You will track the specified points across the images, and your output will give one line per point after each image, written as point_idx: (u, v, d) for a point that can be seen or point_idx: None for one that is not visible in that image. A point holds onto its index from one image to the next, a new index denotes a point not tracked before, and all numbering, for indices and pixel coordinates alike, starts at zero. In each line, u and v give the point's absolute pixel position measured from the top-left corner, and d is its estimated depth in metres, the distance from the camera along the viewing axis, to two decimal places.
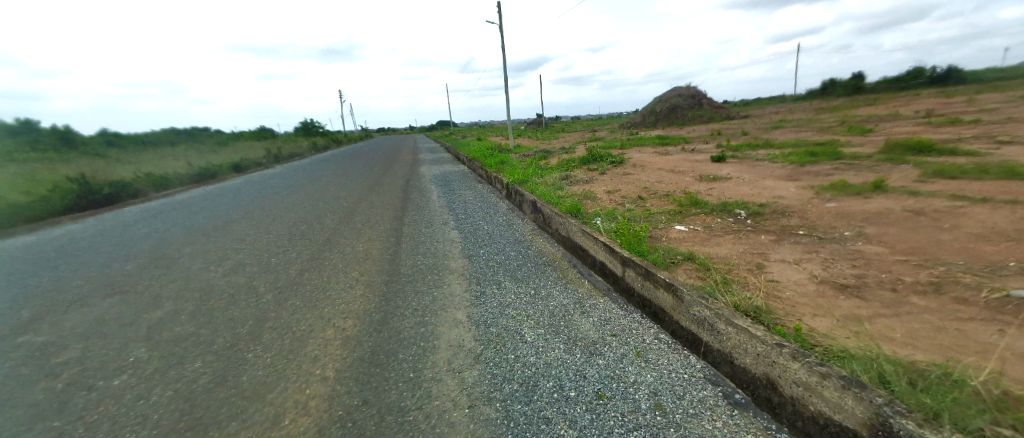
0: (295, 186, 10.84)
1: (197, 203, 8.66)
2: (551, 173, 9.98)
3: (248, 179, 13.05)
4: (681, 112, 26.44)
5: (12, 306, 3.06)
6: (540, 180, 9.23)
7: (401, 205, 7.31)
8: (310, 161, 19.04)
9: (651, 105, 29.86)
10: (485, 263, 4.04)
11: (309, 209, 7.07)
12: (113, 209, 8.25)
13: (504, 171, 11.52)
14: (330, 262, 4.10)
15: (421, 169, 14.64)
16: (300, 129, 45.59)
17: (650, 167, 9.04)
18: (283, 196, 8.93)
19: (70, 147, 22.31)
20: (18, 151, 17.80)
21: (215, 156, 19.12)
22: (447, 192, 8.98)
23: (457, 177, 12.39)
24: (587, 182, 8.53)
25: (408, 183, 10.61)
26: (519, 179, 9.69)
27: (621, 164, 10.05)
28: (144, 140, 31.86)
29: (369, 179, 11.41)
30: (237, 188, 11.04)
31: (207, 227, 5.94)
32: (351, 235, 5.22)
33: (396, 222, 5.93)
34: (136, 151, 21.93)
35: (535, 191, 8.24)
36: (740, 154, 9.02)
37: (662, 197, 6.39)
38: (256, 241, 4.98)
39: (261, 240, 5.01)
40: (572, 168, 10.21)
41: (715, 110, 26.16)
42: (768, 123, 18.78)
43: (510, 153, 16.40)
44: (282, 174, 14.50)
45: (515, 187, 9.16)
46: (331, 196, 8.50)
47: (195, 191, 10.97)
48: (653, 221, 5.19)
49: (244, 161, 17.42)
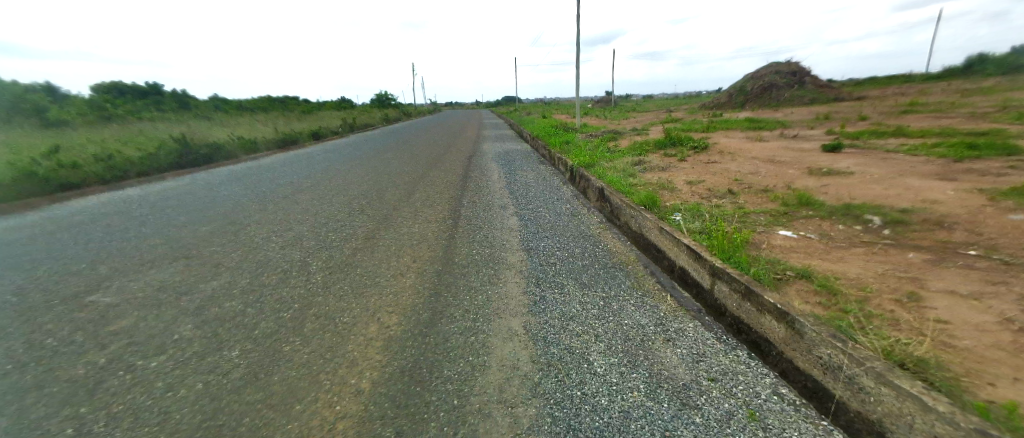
0: (364, 158, 11.19)
1: (277, 168, 9.26)
2: (622, 157, 9.11)
3: (324, 148, 13.81)
4: (777, 91, 23.09)
5: (103, 263, 3.31)
6: (609, 165, 8.45)
7: (460, 184, 7.07)
8: (380, 133, 19.79)
9: (740, 83, 26.52)
10: (546, 259, 3.60)
11: (372, 182, 7.11)
12: (208, 169, 9.09)
13: (569, 153, 10.85)
14: (381, 243, 3.92)
15: (484, 146, 14.41)
16: (374, 102, 47.99)
17: (742, 156, 7.79)
18: (351, 166, 9.20)
19: (188, 111, 25.60)
20: (149, 112, 20.78)
21: (299, 124, 20.66)
22: (508, 172, 8.61)
23: (520, 155, 11.95)
24: (664, 170, 7.59)
25: (470, 160, 10.42)
26: (585, 162, 8.98)
27: (704, 150, 8.84)
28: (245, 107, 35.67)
29: (433, 154, 11.42)
30: (313, 156, 11.68)
31: (279, 194, 6.22)
32: (404, 214, 5.04)
33: (453, 203, 5.68)
34: (238, 117, 24.55)
35: (603, 177, 7.52)
36: (862, 142, 7.40)
37: (758, 192, 5.36)
38: (317, 213, 5.02)
39: (320, 212, 5.02)
40: (646, 152, 9.22)
41: (821, 90, 22.44)
42: (893, 107, 15.58)
43: (576, 133, 15.53)
44: (354, 144, 15.18)
45: (580, 171, 8.50)
46: (395, 170, 8.55)
47: (278, 156, 11.82)
48: (749, 222, 4.31)
49: (323, 129, 18.58)
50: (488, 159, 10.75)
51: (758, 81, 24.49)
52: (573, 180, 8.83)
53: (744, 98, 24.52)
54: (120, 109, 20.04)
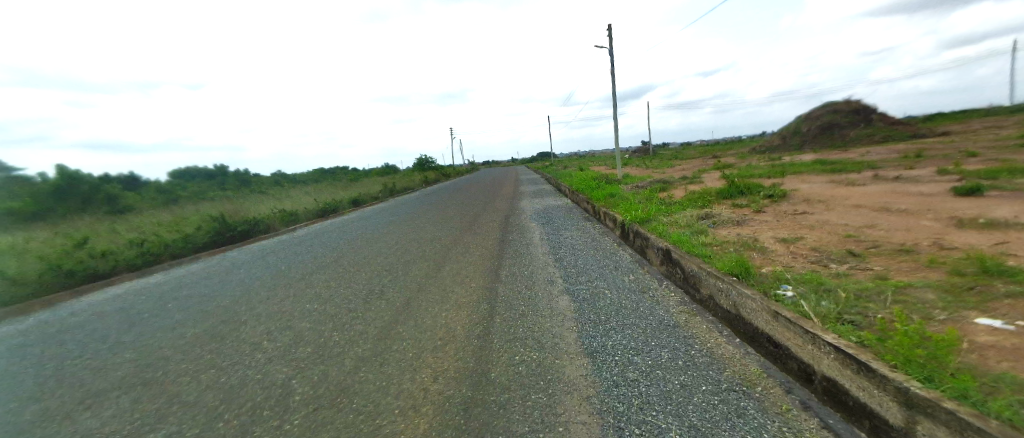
0: (400, 222, 10.84)
1: (312, 239, 9.03)
2: (683, 209, 7.94)
3: (364, 215, 13.84)
4: (840, 131, 21.26)
5: (65, 379, 2.74)
6: (669, 220, 7.33)
7: (500, 252, 6.22)
8: (420, 197, 20.03)
9: (792, 125, 24.91)
10: (622, 371, 2.46)
11: (401, 253, 6.45)
12: (245, 246, 9.04)
13: (619, 207, 9.82)
14: (395, 345, 3.06)
15: (522, 203, 13.78)
16: (417, 168, 50.64)
17: (838, 204, 6.39)
18: (385, 235, 8.77)
19: (253, 188, 28.05)
20: (219, 192, 22.86)
21: (344, 193, 21.53)
22: (552, 233, 7.69)
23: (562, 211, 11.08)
24: (743, 225, 6.32)
25: (509, 219, 9.68)
26: (639, 217, 7.91)
27: (783, 199, 7.52)
28: (303, 180, 38.76)
29: (470, 215, 10.89)
30: (350, 224, 11.59)
31: (305, 270, 5.71)
32: (430, 297, 4.18)
33: (491, 278, 4.79)
34: (293, 190, 26.38)
35: (666, 236, 6.35)
36: (1005, 182, 5.83)
37: (893, 253, 4.01)
38: (333, 297, 4.32)
39: (338, 297, 4.33)
40: (710, 204, 8.04)
41: (892, 126, 20.34)
42: (997, 141, 13.38)
43: (620, 186, 14.58)
44: (393, 209, 15.18)
45: (636, 226, 7.40)
46: (429, 236, 7.94)
47: (317, 226, 11.83)
48: (910, 299, 2.93)
49: (365, 196, 19.06)
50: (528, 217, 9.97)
51: (814, 121, 22.79)
52: (627, 238, 7.72)
53: (801, 140, 22.79)
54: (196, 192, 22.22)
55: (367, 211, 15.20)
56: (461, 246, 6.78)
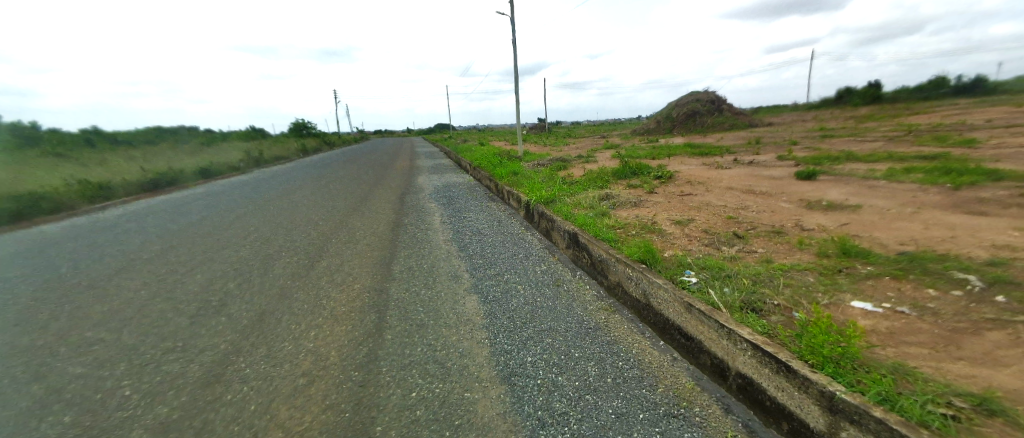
0: (266, 200, 8.82)
1: (127, 222, 6.65)
2: (585, 189, 8.01)
3: (215, 189, 11.01)
4: (699, 118, 24.59)
5: None
6: (572, 200, 7.28)
7: (393, 240, 5.31)
8: (297, 167, 17.05)
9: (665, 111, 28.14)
10: (546, 402, 1.99)
11: (259, 241, 5.02)
12: (4, 230, 6.18)
13: (522, 186, 9.58)
14: (231, 394, 2.08)
15: (420, 179, 12.63)
16: (292, 131, 43.49)
17: (715, 186, 7.07)
18: (241, 216, 6.92)
19: (34, 145, 20.27)
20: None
21: (187, 159, 17.03)
22: (454, 215, 7.00)
23: (464, 189, 10.40)
24: (640, 207, 6.55)
25: (405, 199, 8.63)
26: (544, 197, 7.73)
27: (669, 179, 8.11)
28: (123, 138, 29.72)
29: (358, 193, 9.44)
30: (192, 201, 9.01)
31: (97, 269, 3.96)
32: (296, 306, 3.18)
33: (382, 275, 3.94)
34: (105, 151, 19.87)
35: (571, 218, 6.22)
36: (827, 168, 7.12)
37: (768, 234, 4.41)
38: (137, 313, 2.96)
39: (148, 312, 2.99)
40: (608, 184, 8.27)
41: (736, 117, 24.41)
42: (805, 133, 16.95)
43: (520, 161, 14.45)
44: (259, 182, 12.49)
45: (542, 207, 7.18)
46: (303, 219, 6.49)
47: (141, 202, 8.93)
48: (796, 283, 3.11)
49: (218, 164, 15.34)
50: (428, 197, 9.05)
51: (681, 108, 26.01)
52: (532, 219, 7.47)
53: (671, 125, 25.88)
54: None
55: (220, 184, 12.17)
56: (345, 233, 5.64)
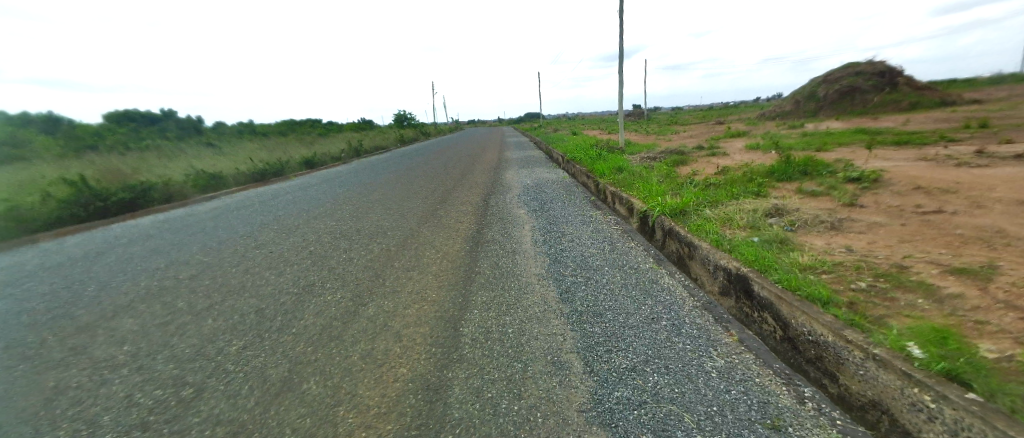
0: (348, 196, 8.27)
1: (213, 218, 6.45)
2: (733, 197, 5.65)
3: (311, 180, 11.12)
4: (860, 95, 18.95)
5: None
6: (718, 214, 5.09)
7: (469, 269, 3.87)
8: (390, 156, 17.25)
9: (807, 89, 22.51)
10: None
11: (307, 259, 3.99)
12: (113, 220, 6.36)
13: (635, 188, 7.51)
14: None
15: (508, 174, 11.25)
16: (393, 122, 46.55)
17: (989, 199, 4.18)
18: (314, 215, 6.22)
19: (198, 137, 24.30)
20: (151, 141, 19.33)
21: (300, 149, 18.46)
22: (549, 229, 5.34)
23: (558, 189, 8.73)
24: (846, 231, 4.08)
25: (490, 201, 7.27)
26: (672, 208, 5.65)
27: (876, 183, 5.27)
28: (263, 131, 34.65)
29: (439, 190, 8.41)
30: (285, 194, 8.94)
31: (123, 291, 3.25)
32: (292, 419, 1.82)
33: (441, 348, 2.47)
34: (244, 143, 22.94)
35: (729, 247, 4.07)
36: None
37: None
38: (79, 393, 1.93)
39: (93, 393, 1.93)
40: (768, 189, 5.75)
41: (920, 90, 18.31)
42: None
43: (623, 154, 12.21)
44: (352, 173, 12.48)
45: (673, 224, 5.13)
46: (371, 224, 5.50)
47: (244, 194, 9.18)
48: None
49: (321, 156, 16.19)
50: (516, 198, 7.55)
51: (833, 84, 20.59)
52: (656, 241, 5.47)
53: (816, 106, 20.70)
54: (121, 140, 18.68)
55: (319, 175, 12.44)
56: (409, 250, 4.36)
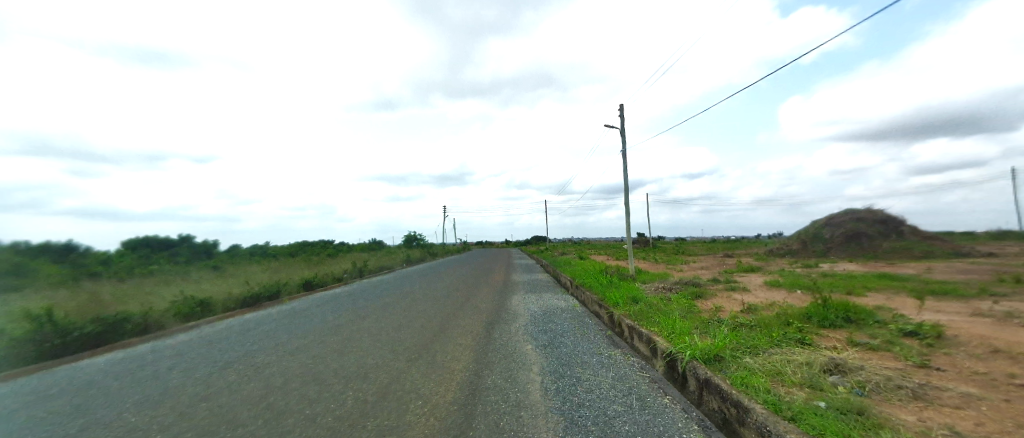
0: (338, 322, 7.56)
1: (178, 353, 5.71)
2: (774, 345, 4.87)
3: (308, 304, 10.59)
4: (867, 240, 19.72)
5: None
6: (762, 365, 4.28)
7: (460, 432, 2.98)
8: (395, 279, 17.03)
9: (810, 231, 23.41)
10: None
11: (259, 416, 3.19)
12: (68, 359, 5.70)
13: (656, 326, 6.73)
14: None
15: (514, 299, 10.56)
16: (405, 244, 48.22)
17: None
18: (290, 349, 5.46)
19: (210, 262, 24.78)
20: (162, 269, 19.62)
21: (306, 272, 18.51)
22: (560, 373, 4.45)
23: (569, 318, 8.00)
24: (938, 404, 3.21)
25: (492, 332, 6.46)
26: (707, 358, 4.82)
27: (942, 341, 4.54)
28: (276, 254, 35.59)
29: (438, 317, 7.69)
30: (271, 322, 8.26)
31: None
32: None
33: None
34: (255, 266, 23.33)
35: (799, 419, 3.16)
36: None
37: None
38: None
39: None
40: (813, 337, 5.00)
41: (926, 240, 18.97)
42: None
43: (635, 283, 11.77)
44: (351, 295, 11.99)
45: (713, 377, 4.25)
46: (353, 361, 4.74)
47: (232, 322, 8.60)
48: None
49: (321, 277, 16.08)
50: (522, 329, 6.72)
51: (836, 228, 21.63)
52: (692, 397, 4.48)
53: (824, 247, 21.34)
54: (133, 269, 19.00)
55: (315, 298, 11.86)
56: (387, 404, 3.53)
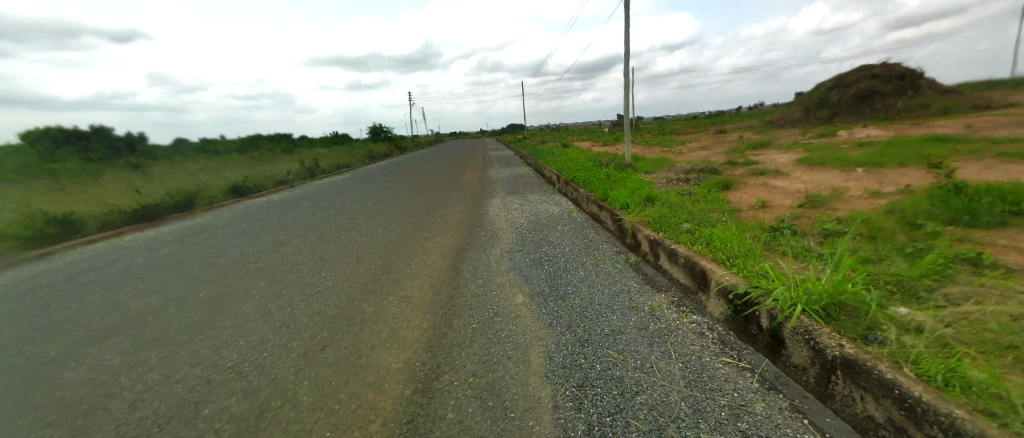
0: (231, 251, 5.07)
1: None
2: (935, 277, 2.80)
3: (222, 219, 8.06)
4: (879, 100, 17.77)
5: None
6: (961, 330, 2.20)
7: None
8: (350, 180, 14.39)
9: (816, 97, 21.28)
10: None
11: None
12: None
13: (698, 242, 4.65)
14: None
15: (491, 206, 8.26)
16: (370, 136, 43.70)
17: None
18: (105, 325, 3.04)
19: (131, 159, 20.74)
20: (58, 167, 15.80)
21: (241, 173, 15.43)
22: (583, 378, 2.31)
23: (567, 232, 5.92)
24: None
25: (460, 273, 4.22)
26: (825, 310, 2.75)
27: None
28: (217, 148, 30.95)
29: (378, 243, 5.33)
30: (143, 247, 5.66)
31: None
32: None
33: None
34: (185, 164, 19.77)
35: None
36: None
37: None
38: None
39: None
40: (993, 256, 2.96)
41: (944, 96, 17.13)
42: None
43: (639, 176, 9.69)
44: (284, 205, 9.45)
45: (870, 365, 2.17)
46: (199, 367, 2.52)
47: (94, 247, 6.08)
48: None
49: (255, 178, 13.18)
50: (503, 263, 4.51)
51: (847, 90, 19.46)
52: (810, 386, 2.50)
53: (829, 113, 19.51)
54: (14, 168, 15.24)
55: (234, 211, 9.16)
56: None
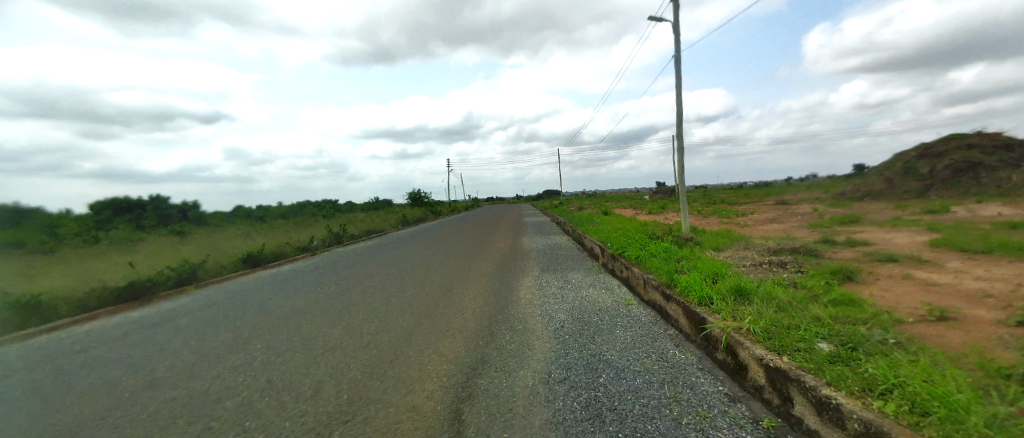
0: (160, 365, 3.72)
1: None
2: None
3: (210, 299, 7.00)
4: (985, 172, 15.13)
5: None
6: None
7: None
8: (374, 249, 13.47)
9: (896, 167, 18.81)
10: None
11: None
12: None
13: (879, 387, 2.65)
14: None
15: (523, 289, 6.62)
16: (409, 203, 44.76)
17: None
18: None
19: (177, 226, 21.53)
20: (104, 234, 16.32)
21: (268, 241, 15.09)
22: None
23: (631, 340, 4.10)
24: None
25: (462, 431, 2.53)
26: None
27: None
28: (263, 215, 32.30)
29: (358, 354, 3.86)
30: (79, 345, 4.57)
31: None
32: None
33: None
34: (225, 231, 20.14)
35: None
36: None
37: None
38: None
39: None
40: None
41: None
42: None
43: (707, 255, 7.80)
44: (289, 280, 8.37)
45: None
46: None
47: (36, 342, 5.04)
48: None
49: (275, 250, 12.56)
50: (534, 410, 2.76)
51: (937, 160, 16.96)
52: None
53: (920, 186, 16.91)
54: (65, 235, 15.89)
55: (233, 286, 8.21)
56: None
